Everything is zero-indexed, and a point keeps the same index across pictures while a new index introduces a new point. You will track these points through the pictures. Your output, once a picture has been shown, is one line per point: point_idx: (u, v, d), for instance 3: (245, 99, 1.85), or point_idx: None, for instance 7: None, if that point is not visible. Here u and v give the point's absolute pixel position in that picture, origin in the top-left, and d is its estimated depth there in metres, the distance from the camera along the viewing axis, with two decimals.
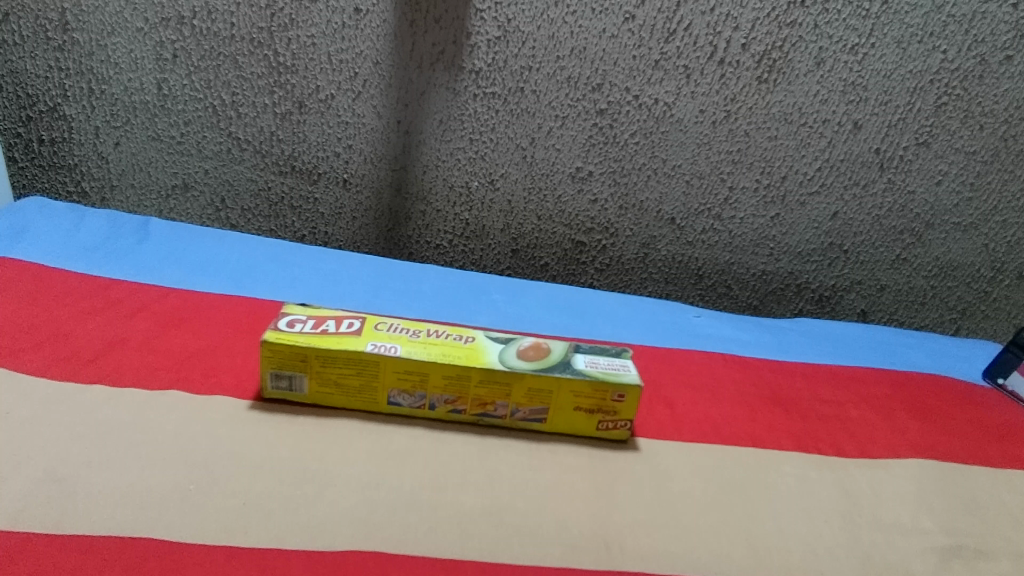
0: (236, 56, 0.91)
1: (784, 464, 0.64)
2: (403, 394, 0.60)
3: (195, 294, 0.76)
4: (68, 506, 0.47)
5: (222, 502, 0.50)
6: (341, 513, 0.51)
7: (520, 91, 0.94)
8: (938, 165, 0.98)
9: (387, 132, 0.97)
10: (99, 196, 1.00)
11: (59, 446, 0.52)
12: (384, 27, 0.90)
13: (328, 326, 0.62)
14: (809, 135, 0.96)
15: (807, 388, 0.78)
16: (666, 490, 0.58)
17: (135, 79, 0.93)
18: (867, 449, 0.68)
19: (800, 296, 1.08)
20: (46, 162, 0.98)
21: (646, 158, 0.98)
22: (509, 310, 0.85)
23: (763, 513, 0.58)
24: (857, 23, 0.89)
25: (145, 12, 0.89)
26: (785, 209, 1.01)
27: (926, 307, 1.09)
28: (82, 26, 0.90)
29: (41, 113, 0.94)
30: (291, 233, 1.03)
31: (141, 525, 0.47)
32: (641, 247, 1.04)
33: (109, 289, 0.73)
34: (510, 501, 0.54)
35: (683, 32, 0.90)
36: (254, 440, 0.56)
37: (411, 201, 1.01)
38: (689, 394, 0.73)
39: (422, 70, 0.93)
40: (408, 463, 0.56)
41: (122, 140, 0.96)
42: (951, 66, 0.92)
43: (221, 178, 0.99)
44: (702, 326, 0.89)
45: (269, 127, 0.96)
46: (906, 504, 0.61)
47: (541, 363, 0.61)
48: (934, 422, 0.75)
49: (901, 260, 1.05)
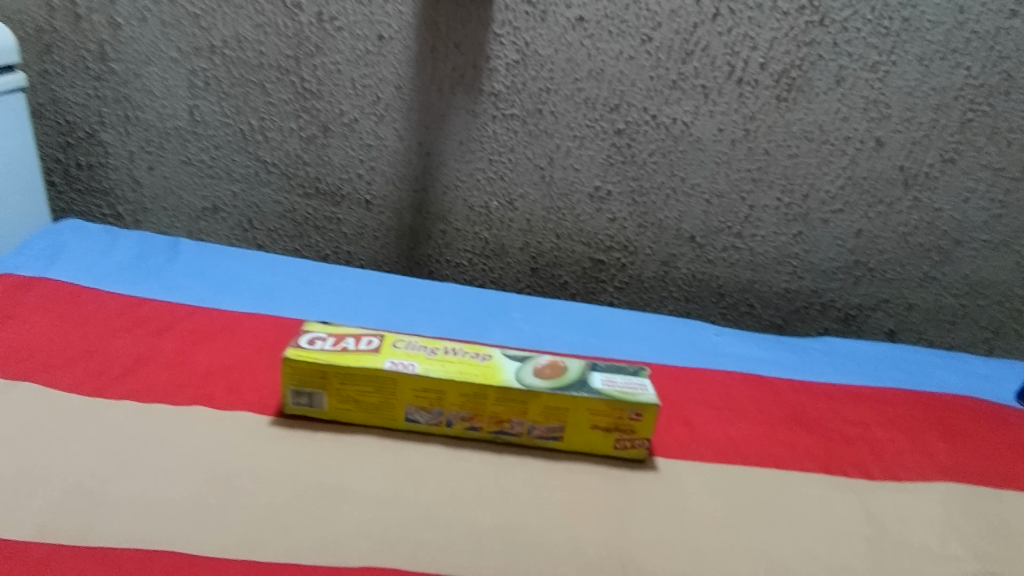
0: (264, 83, 0.95)
1: (806, 485, 0.63)
2: (420, 412, 0.61)
3: (220, 312, 0.78)
4: (94, 517, 0.49)
5: (241, 516, 0.51)
6: (357, 528, 0.51)
7: (538, 113, 0.95)
8: (965, 182, 0.96)
9: (409, 153, 0.99)
10: (133, 218, 1.04)
11: (87, 458, 0.54)
12: (406, 53, 0.93)
13: (347, 344, 0.63)
14: (831, 153, 0.96)
15: (831, 408, 0.76)
16: (683, 509, 0.58)
17: (169, 106, 0.97)
18: (893, 471, 0.67)
19: (824, 315, 1.06)
20: (84, 187, 1.02)
21: (664, 176, 0.98)
22: (527, 327, 0.85)
23: (784, 535, 0.57)
24: (877, 41, 0.89)
25: (178, 43, 0.93)
26: (808, 227, 1.00)
27: (957, 326, 1.06)
28: (119, 56, 0.94)
29: (79, 139, 0.99)
30: (315, 253, 1.06)
31: (163, 537, 0.48)
32: (661, 265, 1.04)
33: (139, 307, 0.76)
34: (525, 519, 0.54)
35: (700, 53, 0.91)
36: (273, 455, 0.57)
37: (432, 220, 1.03)
38: (708, 413, 0.72)
39: (443, 94, 0.95)
40: (424, 479, 0.57)
41: (155, 165, 1.00)
42: (975, 82, 0.91)
43: (248, 201, 1.02)
44: (722, 344, 0.89)
45: (295, 150, 0.99)
46: (934, 527, 0.60)
47: (557, 381, 0.61)
48: (963, 444, 0.73)
49: (929, 278, 1.03)
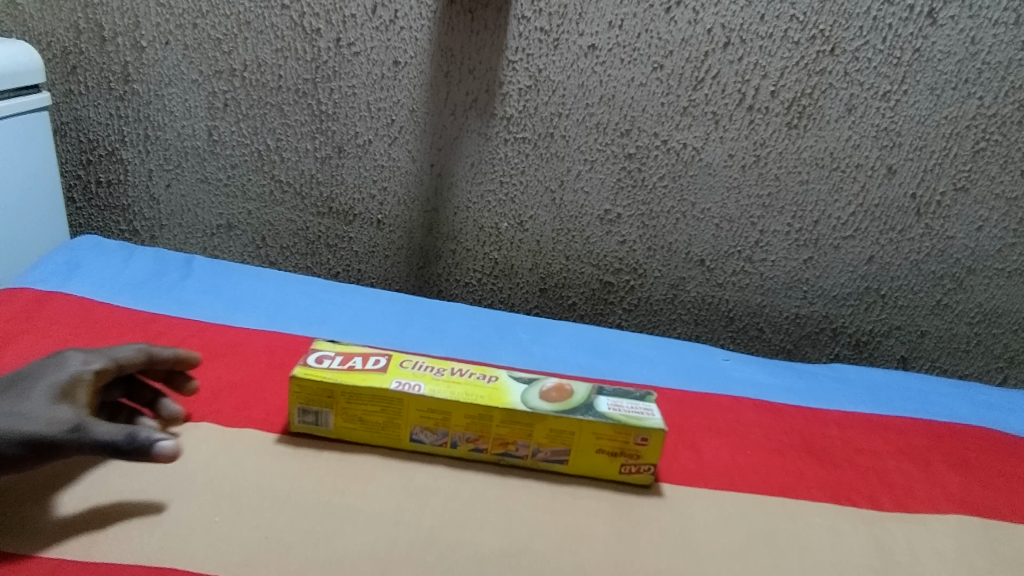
0: (282, 105, 0.97)
1: (815, 515, 0.62)
2: (425, 432, 0.61)
3: (232, 329, 0.79)
4: (100, 534, 0.49)
5: (246, 534, 0.51)
6: (360, 549, 0.51)
7: (550, 136, 0.96)
8: (978, 211, 0.96)
9: (420, 174, 1.00)
10: (149, 234, 1.06)
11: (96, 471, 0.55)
12: (421, 78, 0.95)
13: (354, 363, 0.63)
14: (842, 180, 0.96)
15: (841, 436, 0.76)
16: (689, 536, 0.57)
17: (188, 126, 0.99)
18: (904, 502, 0.66)
19: (835, 341, 1.05)
20: (102, 203, 1.04)
21: (674, 201, 0.99)
22: (534, 349, 0.86)
23: (791, 565, 0.56)
24: (888, 70, 0.89)
25: (200, 65, 0.95)
26: (818, 252, 1.00)
27: (970, 355, 1.05)
28: (142, 78, 0.96)
29: (100, 156, 1.01)
30: (326, 270, 1.07)
31: (166, 555, 0.48)
32: (670, 288, 1.04)
33: (151, 323, 0.77)
34: (529, 543, 0.54)
35: (711, 81, 0.91)
36: (280, 473, 0.57)
37: (442, 240, 1.04)
38: (715, 439, 0.71)
39: (456, 117, 0.97)
40: (428, 500, 0.57)
41: (172, 182, 1.02)
42: (987, 112, 0.91)
43: (262, 219, 1.04)
44: (730, 369, 0.88)
45: (309, 170, 1.00)
46: (945, 561, 0.59)
47: (563, 405, 0.60)
48: (976, 475, 0.71)
49: (942, 306, 1.02)
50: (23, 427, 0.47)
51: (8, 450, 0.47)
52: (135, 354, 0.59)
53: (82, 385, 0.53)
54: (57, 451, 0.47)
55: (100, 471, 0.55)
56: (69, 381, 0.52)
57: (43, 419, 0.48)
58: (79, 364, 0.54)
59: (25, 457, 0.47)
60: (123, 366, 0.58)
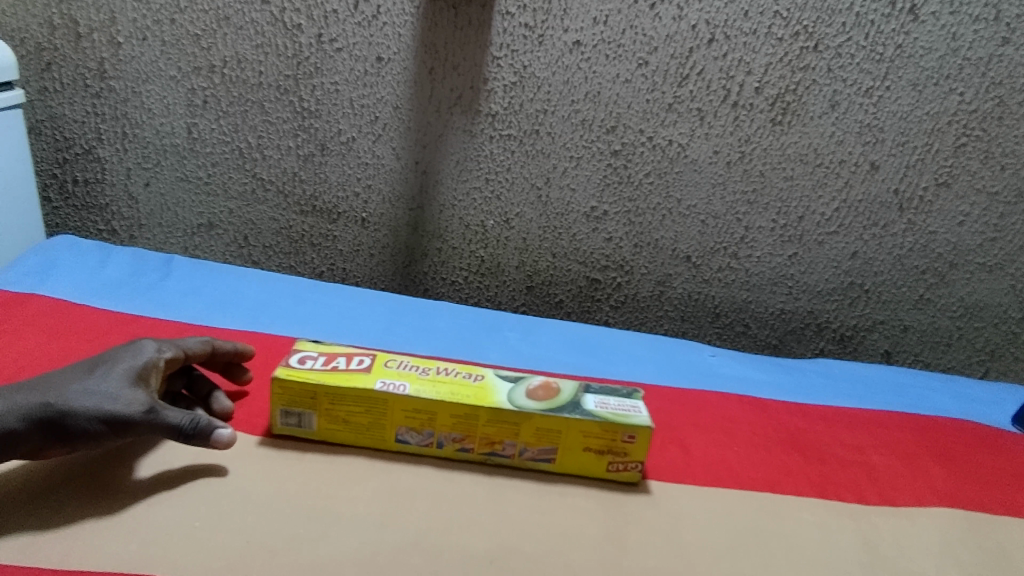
0: (263, 102, 0.95)
1: (802, 511, 0.62)
2: (411, 432, 0.60)
3: (214, 330, 0.78)
4: (77, 541, 0.48)
5: (227, 540, 0.50)
6: (345, 553, 0.50)
7: (535, 133, 0.96)
8: (959, 206, 0.97)
9: (405, 172, 0.99)
10: (128, 234, 1.04)
11: (80, 472, 0.54)
12: (405, 74, 0.94)
13: (338, 363, 0.62)
14: (826, 176, 0.96)
15: (827, 431, 0.76)
16: (677, 535, 0.57)
17: (166, 124, 0.97)
18: (890, 496, 0.66)
19: (820, 336, 1.06)
20: (79, 202, 1.02)
21: (660, 197, 0.98)
22: (522, 347, 0.85)
23: (779, 563, 0.56)
24: (871, 67, 0.90)
25: (178, 62, 0.94)
26: (803, 248, 1.00)
27: (953, 348, 1.06)
28: (119, 75, 0.95)
29: (77, 155, 0.99)
30: (310, 269, 1.06)
31: (145, 561, 0.47)
32: (657, 285, 1.04)
33: (130, 324, 0.76)
34: (517, 544, 0.53)
35: (696, 77, 0.91)
36: (263, 477, 0.56)
37: (427, 238, 1.03)
38: (702, 436, 0.72)
39: (440, 114, 0.96)
40: (414, 502, 0.56)
41: (152, 181, 1.01)
42: (968, 108, 0.91)
43: (244, 218, 1.02)
44: (717, 365, 0.88)
45: (292, 168, 0.99)
46: (932, 556, 0.59)
47: (549, 403, 0.60)
48: (960, 468, 0.72)
49: (925, 300, 1.03)
50: (105, 406, 0.51)
51: (88, 425, 0.51)
52: (200, 347, 0.62)
53: (156, 372, 0.56)
54: (130, 429, 0.52)
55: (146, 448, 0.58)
56: (144, 367, 0.55)
57: (122, 399, 0.52)
58: (154, 352, 0.57)
59: (102, 432, 0.51)
60: (189, 356, 0.61)
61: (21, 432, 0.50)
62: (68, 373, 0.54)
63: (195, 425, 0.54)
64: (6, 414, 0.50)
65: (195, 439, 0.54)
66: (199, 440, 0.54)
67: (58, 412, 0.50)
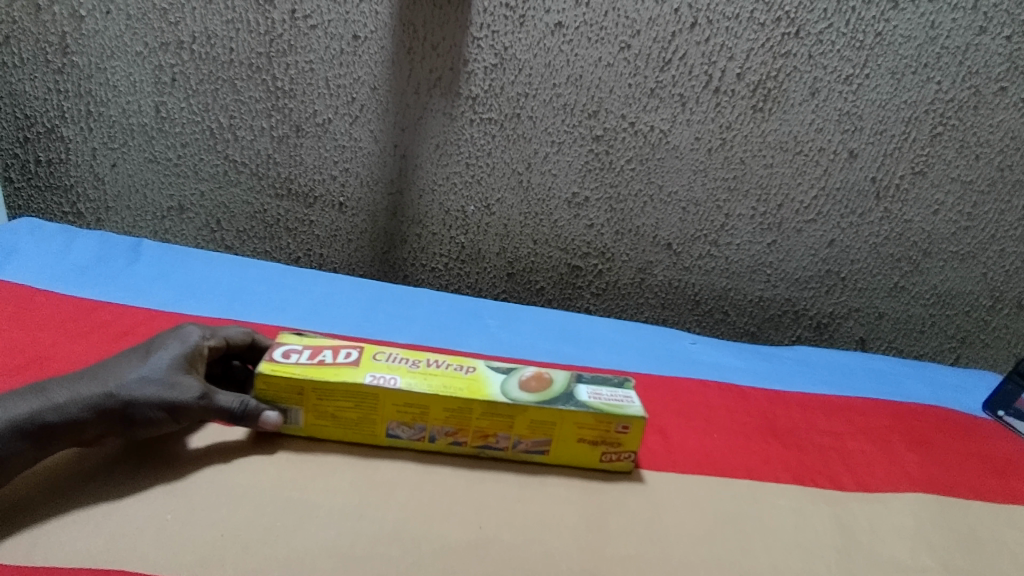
0: (234, 80, 0.92)
1: (780, 497, 0.62)
2: (403, 427, 0.59)
3: (186, 316, 0.75)
4: (43, 536, 0.46)
5: (198, 533, 0.48)
6: (321, 544, 0.49)
7: (516, 117, 0.94)
8: (935, 194, 0.98)
9: (384, 155, 0.97)
10: (94, 217, 1.00)
11: (61, 467, 0.52)
12: (382, 54, 0.91)
13: (324, 357, 0.60)
14: (805, 163, 0.96)
15: (805, 418, 0.77)
16: (657, 523, 0.57)
17: (134, 102, 0.93)
18: (866, 482, 0.67)
19: (797, 323, 1.07)
20: (42, 183, 0.98)
21: (642, 183, 0.98)
22: (502, 335, 0.84)
23: (757, 549, 0.56)
24: (851, 54, 0.90)
25: (144, 37, 0.90)
26: (782, 236, 1.01)
27: (925, 335, 1.08)
28: (82, 50, 0.90)
29: (39, 134, 0.95)
30: (286, 255, 1.03)
31: (114, 556, 0.46)
32: (638, 272, 1.04)
33: (98, 311, 0.73)
34: (497, 533, 0.53)
35: (677, 61, 0.91)
36: (237, 470, 0.55)
37: (407, 224, 1.01)
38: (684, 424, 0.72)
39: (420, 96, 0.94)
40: (393, 493, 0.55)
41: (119, 162, 0.97)
42: (945, 97, 0.92)
43: (216, 201, 0.99)
44: (697, 353, 0.88)
45: (265, 149, 0.96)
46: (905, 540, 0.60)
47: (543, 396, 0.59)
48: (932, 454, 0.73)
49: (899, 288, 1.04)
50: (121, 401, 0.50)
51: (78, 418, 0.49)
52: (241, 335, 0.62)
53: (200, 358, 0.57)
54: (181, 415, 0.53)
55: (136, 447, 0.55)
56: (190, 354, 0.55)
57: (177, 386, 0.53)
58: (199, 338, 0.57)
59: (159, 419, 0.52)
60: (230, 346, 0.61)
61: (52, 427, 0.49)
62: (105, 365, 0.53)
63: (245, 408, 0.55)
64: (35, 410, 0.48)
65: (244, 420, 0.56)
66: (246, 421, 0.56)
67: (104, 403, 0.50)
